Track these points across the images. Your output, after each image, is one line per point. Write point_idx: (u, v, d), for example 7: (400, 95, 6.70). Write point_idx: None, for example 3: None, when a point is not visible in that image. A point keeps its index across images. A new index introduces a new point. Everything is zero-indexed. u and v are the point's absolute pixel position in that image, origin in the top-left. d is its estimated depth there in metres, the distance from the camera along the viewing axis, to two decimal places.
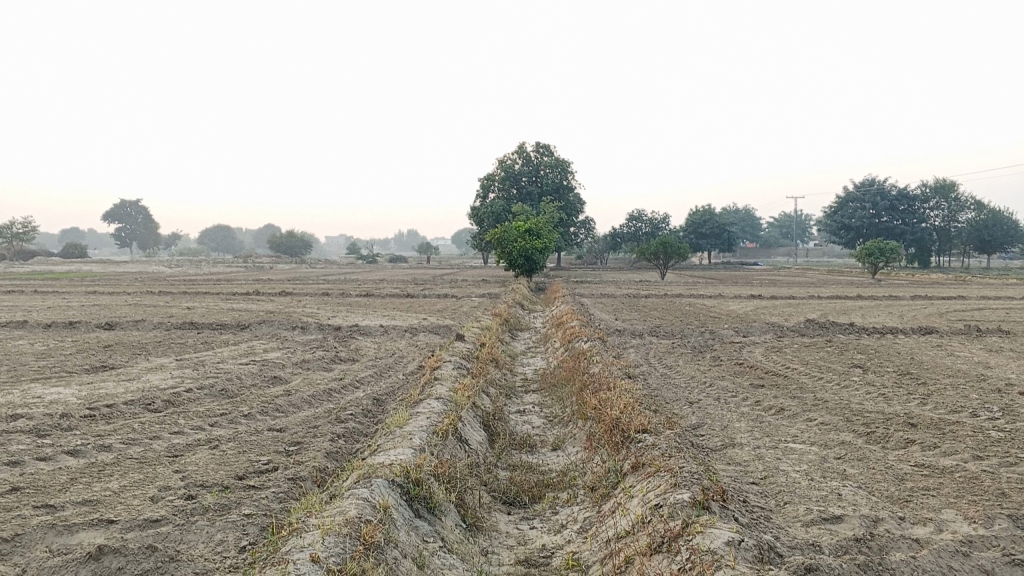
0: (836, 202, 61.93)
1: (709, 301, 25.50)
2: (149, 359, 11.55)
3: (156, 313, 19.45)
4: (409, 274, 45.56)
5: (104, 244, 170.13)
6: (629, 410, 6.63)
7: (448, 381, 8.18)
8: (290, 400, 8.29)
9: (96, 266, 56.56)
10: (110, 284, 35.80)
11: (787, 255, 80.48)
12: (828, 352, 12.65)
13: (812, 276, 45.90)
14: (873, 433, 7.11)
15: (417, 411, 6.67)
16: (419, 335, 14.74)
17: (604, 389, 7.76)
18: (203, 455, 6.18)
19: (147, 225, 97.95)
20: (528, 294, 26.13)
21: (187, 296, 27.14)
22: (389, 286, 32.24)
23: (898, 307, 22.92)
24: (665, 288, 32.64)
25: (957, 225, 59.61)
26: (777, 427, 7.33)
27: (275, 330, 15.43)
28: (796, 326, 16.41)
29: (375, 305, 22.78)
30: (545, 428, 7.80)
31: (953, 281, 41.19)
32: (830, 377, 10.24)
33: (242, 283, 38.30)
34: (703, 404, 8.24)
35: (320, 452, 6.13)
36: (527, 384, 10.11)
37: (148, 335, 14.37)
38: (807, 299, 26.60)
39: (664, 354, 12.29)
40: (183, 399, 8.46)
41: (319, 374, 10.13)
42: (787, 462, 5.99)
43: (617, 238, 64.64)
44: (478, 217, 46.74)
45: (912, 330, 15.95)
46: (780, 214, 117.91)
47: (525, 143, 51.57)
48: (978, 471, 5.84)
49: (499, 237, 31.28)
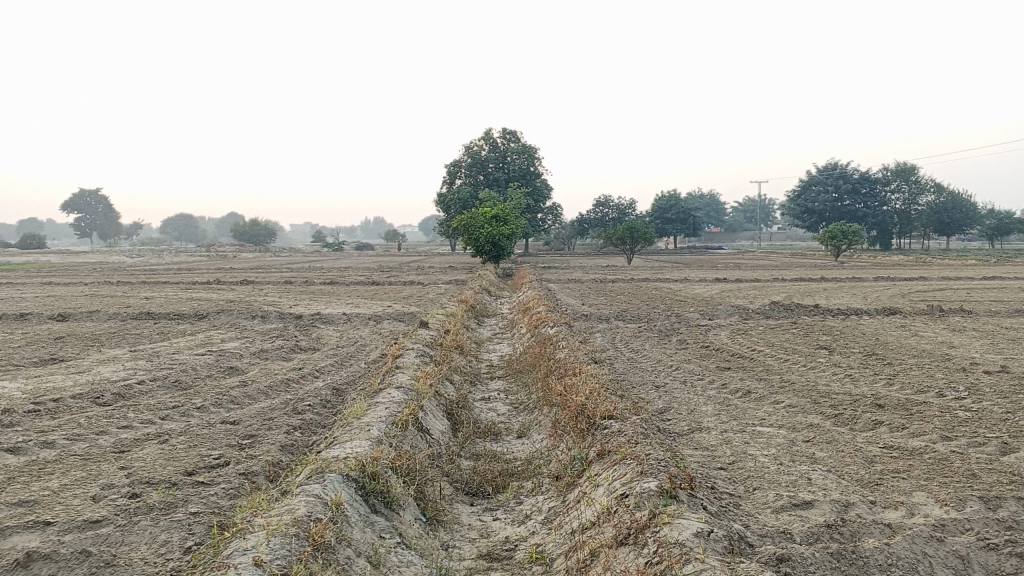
0: (800, 185, 62.33)
1: (676, 285, 25.45)
2: (101, 351, 11.18)
3: (113, 304, 18.94)
4: (375, 261, 45.10)
5: (63, 234, 166.74)
6: (595, 396, 6.45)
7: (409, 369, 7.95)
8: (246, 392, 8.01)
9: (54, 257, 55.25)
10: (67, 275, 34.93)
11: (752, 239, 81.02)
12: (794, 334, 12.60)
13: (777, 260, 46.15)
14: (842, 414, 7.01)
15: (377, 400, 6.44)
16: (383, 323, 14.47)
17: (570, 375, 7.58)
18: (152, 450, 5.91)
19: (107, 215, 95.99)
20: (494, 280, 25.91)
21: (146, 287, 26.55)
22: (353, 274, 31.82)
23: (862, 289, 23.05)
24: (632, 273, 32.62)
25: (918, 207, 60.31)
26: (744, 410, 7.22)
27: (235, 319, 15.07)
28: (762, 309, 16.37)
29: (339, 293, 22.41)
30: (509, 416, 7.61)
31: (914, 262, 41.67)
32: (797, 360, 10.16)
33: (203, 272, 37.61)
34: (671, 388, 8.09)
35: (274, 446, 5.89)
36: (492, 371, 9.92)
37: (102, 326, 13.94)
38: (773, 282, 26.67)
39: (631, 338, 12.16)
40: (134, 392, 8.15)
41: (278, 364, 9.84)
42: (756, 446, 5.86)
43: (584, 224, 64.59)
44: (444, 203, 46.38)
45: (876, 311, 15.99)
46: (745, 198, 118.72)
47: (491, 129, 51.19)
48: (948, 452, 5.75)
49: (465, 223, 31.01)
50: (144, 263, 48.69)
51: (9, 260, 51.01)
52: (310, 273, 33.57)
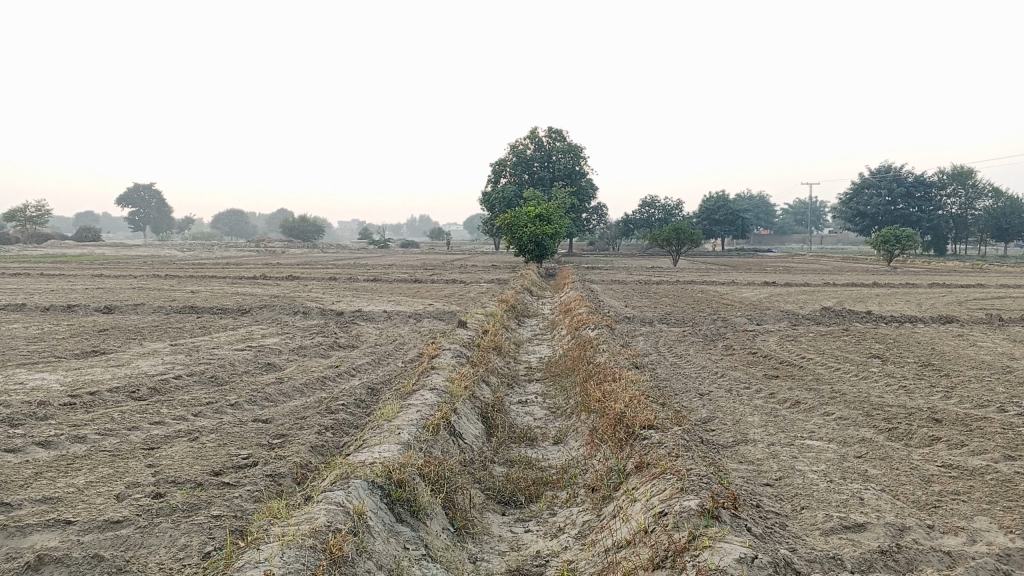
0: (852, 188, 61.04)
1: (722, 287, 25.00)
2: (142, 344, 11.21)
3: (159, 297, 19.12)
4: (419, 259, 45.15)
5: (118, 227, 170.70)
6: (635, 403, 6.20)
7: (445, 370, 7.79)
8: (280, 389, 7.91)
9: (107, 249, 56.42)
10: (118, 268, 35.52)
11: (801, 242, 79.68)
12: (845, 341, 12.18)
13: (827, 264, 45.19)
14: (895, 429, 6.67)
15: (409, 402, 6.28)
16: (423, 321, 14.36)
17: (609, 380, 7.34)
18: (180, 448, 5.82)
19: (161, 209, 97.77)
20: (537, 280, 25.69)
21: (193, 280, 26.82)
22: (397, 271, 31.94)
23: (915, 296, 22.37)
24: (677, 275, 32.18)
25: (974, 212, 58.61)
26: (792, 422, 6.90)
27: (276, 315, 15.07)
28: (811, 314, 15.91)
29: (381, 290, 22.40)
30: (546, 421, 7.40)
31: (970, 268, 40.48)
32: (847, 368, 9.80)
33: (251, 267, 37.94)
34: (715, 397, 7.80)
35: (304, 446, 5.76)
36: (531, 373, 9.72)
37: (146, 319, 14.04)
38: (822, 287, 26.03)
39: (674, 343, 11.84)
40: (170, 387, 8.11)
41: (315, 362, 9.75)
42: (804, 461, 5.57)
43: (630, 225, 64.09)
44: (489, 202, 46.29)
45: (931, 320, 15.43)
46: (795, 201, 116.76)
47: (537, 128, 50.95)
48: (1010, 473, 5.39)
49: (509, 222, 30.85)
50: (195, 257, 49.37)
51: (64, 252, 52.11)
52: (354, 270, 33.70)
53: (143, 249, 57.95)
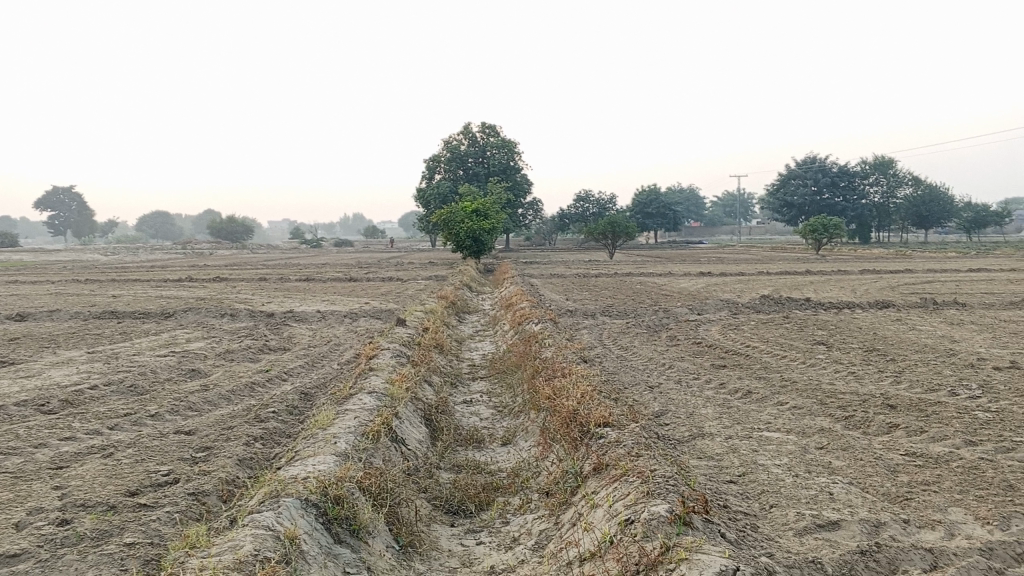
0: (779, 179, 61.98)
1: (660, 278, 24.98)
2: (56, 352, 10.46)
3: (78, 302, 18.14)
4: (354, 257, 44.28)
5: (37, 231, 164.64)
6: (587, 399, 5.87)
7: (384, 370, 7.34)
8: (206, 398, 7.36)
9: (26, 255, 54.23)
10: (36, 274, 33.94)
11: (732, 233, 80.97)
12: (788, 329, 12.09)
13: (759, 254, 45.81)
14: (853, 417, 6.48)
15: (346, 408, 5.83)
16: (359, 320, 13.86)
17: (559, 376, 6.99)
18: (92, 466, 5.26)
19: (83, 213, 94.32)
20: (475, 275, 25.29)
21: (116, 284, 25.69)
22: (330, 270, 31.18)
23: (847, 282, 22.65)
24: (613, 267, 32.16)
25: (896, 200, 60.24)
26: (747, 413, 6.67)
27: (203, 318, 14.36)
28: (751, 303, 15.88)
29: (315, 289, 21.76)
30: (493, 421, 7.04)
31: (895, 255, 41.52)
32: (794, 356, 9.66)
33: (177, 269, 36.69)
34: (666, 389, 7.53)
35: (230, 460, 5.28)
36: (474, 371, 9.33)
37: (62, 326, 13.21)
38: (757, 275, 26.20)
39: (619, 335, 11.58)
40: (83, 398, 7.47)
41: (245, 366, 9.18)
42: (766, 455, 5.30)
43: (565, 219, 64.16)
44: (424, 198, 45.71)
45: (868, 305, 15.54)
46: (724, 193, 118.75)
47: (470, 123, 50.49)
48: (976, 459, 5.22)
49: (445, 217, 30.38)
50: (121, 261, 47.61)
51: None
52: (286, 269, 32.80)
53: (65, 254, 55.94)
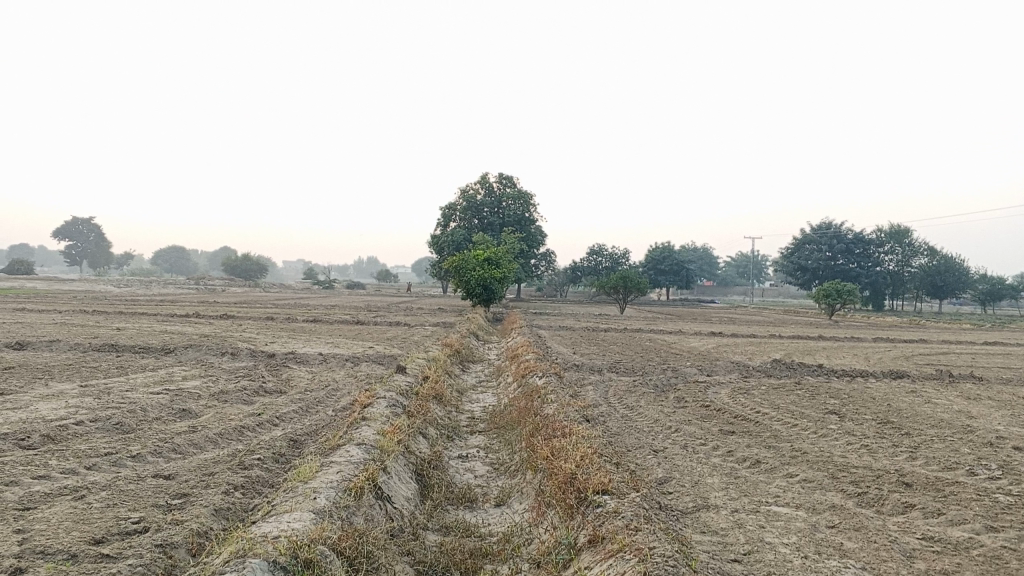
0: (793, 243, 61.79)
1: (670, 337, 24.63)
2: (47, 384, 10.22)
3: (81, 333, 17.99)
4: (364, 301, 44.16)
5: (53, 260, 165.98)
6: (587, 462, 5.59)
7: (377, 421, 7.07)
8: (191, 441, 7.08)
9: (40, 283, 54.34)
10: (45, 302, 33.89)
11: (744, 294, 80.65)
12: (800, 396, 11.75)
13: (771, 316, 45.43)
14: (866, 494, 6.14)
15: (331, 460, 5.56)
16: (361, 365, 13.61)
17: (558, 435, 6.71)
18: (61, 509, 4.98)
19: (100, 244, 94.93)
20: (483, 324, 25.04)
21: (122, 317, 25.54)
22: (338, 312, 31.00)
23: (861, 350, 22.24)
24: (623, 323, 31.83)
25: (911, 269, 59.86)
26: (754, 484, 6.35)
27: (202, 356, 14.13)
28: (762, 366, 15.53)
29: (321, 331, 21.57)
30: (487, 479, 6.74)
31: (909, 324, 41.06)
32: (805, 424, 9.32)
33: (186, 304, 36.58)
34: (670, 454, 7.22)
35: (206, 509, 5.00)
36: (473, 424, 9.03)
37: (60, 357, 13.00)
38: (769, 338, 25.86)
39: (625, 394, 11.26)
40: (66, 435, 7.20)
41: (237, 408, 8.92)
42: (773, 532, 4.98)
43: (577, 272, 64.03)
44: (438, 245, 45.74)
45: (882, 374, 15.16)
46: (738, 254, 118.59)
47: (487, 173, 50.73)
48: (999, 548, 4.88)
49: (457, 265, 30.25)
50: (133, 293, 47.68)
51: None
52: (294, 310, 32.67)
53: (78, 284, 56.07)
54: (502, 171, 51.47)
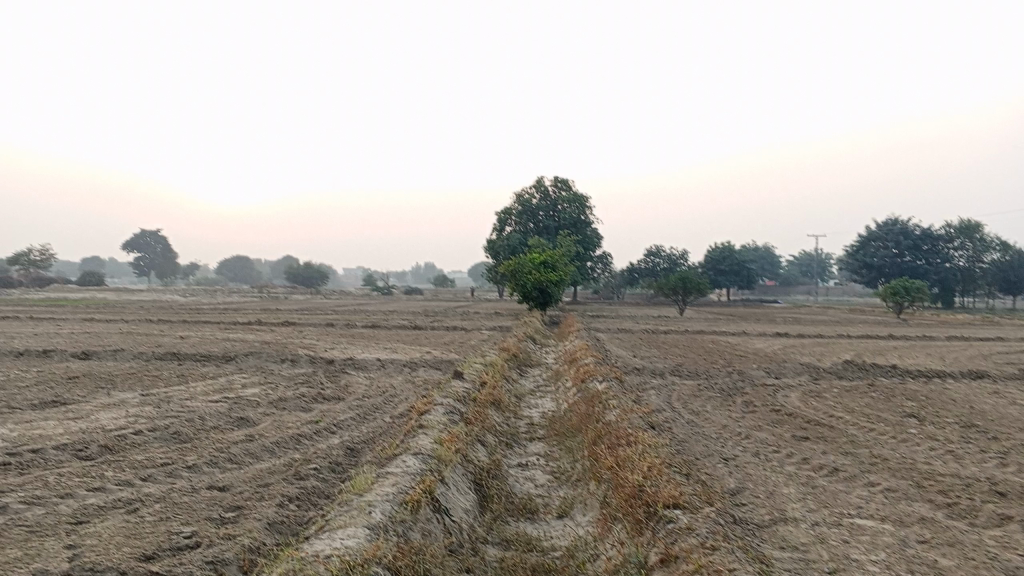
0: (858, 240, 60.23)
1: (733, 338, 24.04)
2: (110, 393, 10.29)
3: (144, 342, 18.23)
4: (422, 306, 44.29)
5: (123, 272, 171.18)
6: (655, 473, 5.29)
7: (434, 429, 6.85)
8: (247, 450, 6.98)
9: (108, 294, 55.81)
10: (113, 312, 34.70)
11: (807, 294, 78.93)
12: (874, 398, 11.21)
13: (836, 315, 44.20)
14: (958, 504, 5.70)
15: (387, 470, 5.36)
16: (418, 371, 13.47)
17: (623, 443, 6.41)
18: (113, 523, 4.87)
19: (167, 255, 97.39)
20: (540, 327, 24.75)
21: (186, 325, 25.93)
22: (396, 318, 31.07)
23: (935, 349, 21.35)
24: (684, 325, 31.22)
25: (982, 264, 57.69)
26: (834, 494, 5.97)
27: (262, 363, 14.16)
28: (832, 367, 14.96)
29: (379, 337, 21.58)
30: (548, 490, 6.47)
31: (983, 322, 39.49)
32: (883, 429, 8.85)
33: (247, 312, 37.15)
34: (741, 463, 6.87)
35: (259, 523, 4.84)
36: (532, 431, 8.77)
37: (123, 366, 13.13)
38: (837, 338, 25.03)
39: (689, 398, 10.88)
40: (124, 445, 7.16)
41: (294, 416, 8.81)
42: (860, 548, 4.62)
43: (634, 273, 63.36)
44: (494, 249, 45.64)
45: (960, 374, 14.45)
46: (800, 252, 116.00)
47: (542, 176, 50.51)
48: None
49: (513, 268, 30.04)
50: (197, 302, 48.66)
51: (66, 296, 51.40)
52: (354, 316, 32.84)
53: (146, 295, 57.61)
54: (556, 174, 51.15)
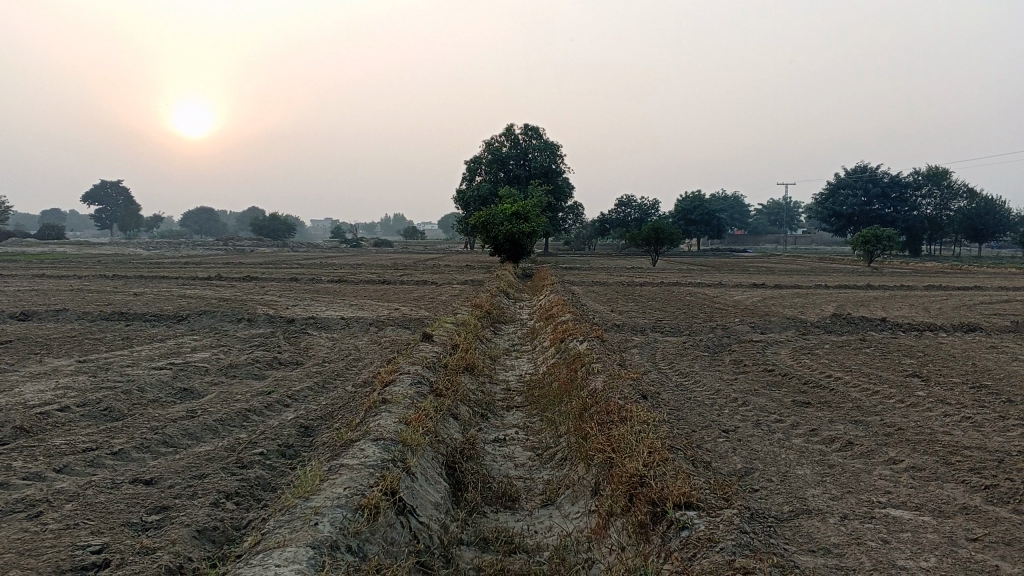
0: (828, 189, 60.13)
1: (710, 290, 23.40)
2: (41, 361, 9.33)
3: (94, 301, 17.11)
4: (392, 259, 43.18)
5: (85, 225, 167.55)
6: (657, 460, 4.51)
7: (399, 404, 6.02)
8: (185, 429, 6.10)
9: (68, 247, 54.00)
10: (67, 267, 33.35)
11: (777, 243, 78.95)
12: (870, 355, 10.56)
13: (809, 265, 43.83)
14: (998, 487, 4.99)
15: (342, 461, 4.52)
16: (386, 330, 12.62)
17: (615, 420, 5.64)
18: (6, 534, 4.00)
19: (129, 207, 94.73)
20: (513, 281, 23.95)
21: (142, 281, 24.75)
22: (365, 272, 30.07)
23: (916, 299, 20.92)
24: (659, 275, 30.59)
25: (949, 212, 57.84)
26: (855, 475, 5.26)
27: (217, 323, 13.22)
28: (820, 321, 14.33)
29: (346, 292, 20.63)
30: (530, 472, 5.68)
31: (954, 269, 39.35)
32: (890, 392, 8.18)
33: (209, 266, 35.94)
34: (744, 437, 6.15)
35: (185, 532, 4.01)
36: (510, 398, 7.99)
37: (63, 329, 12.08)
38: (815, 289, 24.52)
39: (676, 358, 10.17)
40: (44, 425, 6.24)
41: (245, 386, 7.94)
42: (905, 551, 3.90)
43: (606, 224, 62.65)
44: (463, 200, 44.54)
45: (952, 327, 13.87)
46: (771, 201, 116.33)
47: (512, 124, 49.32)
48: None
49: (483, 220, 29.08)
50: (160, 255, 47.27)
51: (25, 249, 49.64)
52: (320, 270, 31.72)
53: (107, 248, 55.94)
54: (527, 122, 49.94)
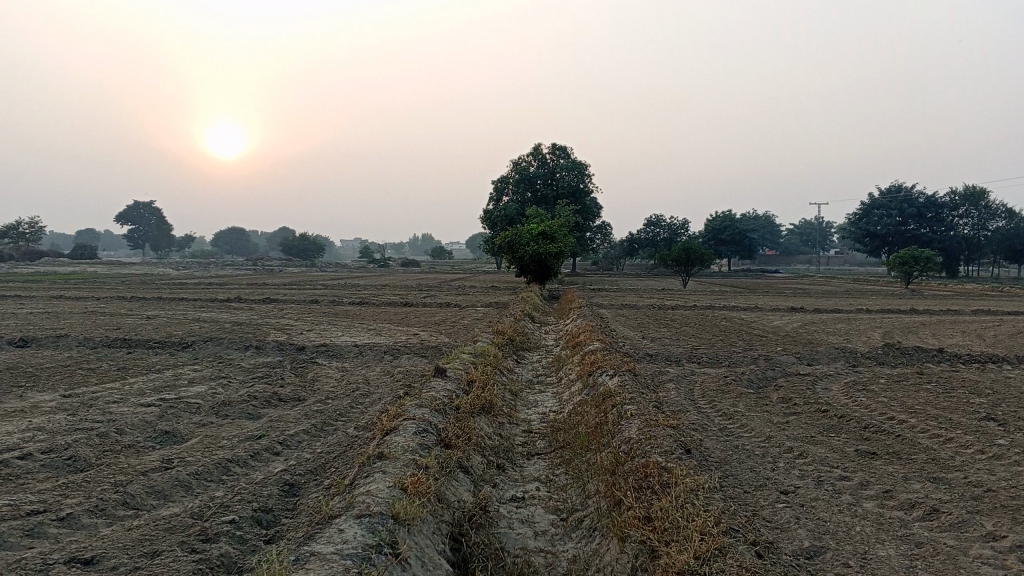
0: (861, 210, 58.65)
1: (747, 314, 22.28)
2: (22, 395, 8.55)
3: (103, 325, 16.37)
4: (418, 279, 42.25)
5: (119, 245, 169.34)
6: (711, 553, 3.56)
7: (399, 459, 5.15)
8: (152, 487, 5.25)
9: (98, 268, 53.96)
10: (92, 288, 32.97)
11: (809, 263, 77.22)
12: (934, 393, 9.48)
13: (842, 286, 42.35)
14: None
15: (316, 547, 3.63)
16: (401, 360, 11.77)
17: (653, 486, 4.70)
18: None
19: (160, 227, 94.99)
20: (540, 304, 23.04)
21: (158, 304, 24.09)
22: (389, 292, 29.29)
23: (966, 325, 19.64)
24: (690, 298, 29.51)
25: (988, 233, 56.07)
26: (954, 560, 4.26)
27: (222, 350, 12.47)
28: (871, 350, 13.26)
29: (366, 315, 19.83)
30: (552, 545, 4.75)
31: (998, 292, 37.68)
32: (968, 440, 7.12)
33: (230, 287, 35.32)
34: (809, 501, 5.17)
35: None
36: (531, 443, 7.07)
37: (59, 357, 11.33)
38: (856, 313, 23.27)
39: (717, 394, 9.18)
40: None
41: (235, 428, 7.09)
42: None
43: (635, 244, 61.50)
44: (490, 220, 43.70)
45: (1016, 358, 12.70)
46: (804, 223, 114.35)
47: (540, 144, 48.65)
48: None
49: (509, 240, 28.17)
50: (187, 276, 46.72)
51: (55, 270, 49.47)
52: (342, 291, 30.92)
53: (137, 267, 55.78)
54: (555, 142, 49.16)
